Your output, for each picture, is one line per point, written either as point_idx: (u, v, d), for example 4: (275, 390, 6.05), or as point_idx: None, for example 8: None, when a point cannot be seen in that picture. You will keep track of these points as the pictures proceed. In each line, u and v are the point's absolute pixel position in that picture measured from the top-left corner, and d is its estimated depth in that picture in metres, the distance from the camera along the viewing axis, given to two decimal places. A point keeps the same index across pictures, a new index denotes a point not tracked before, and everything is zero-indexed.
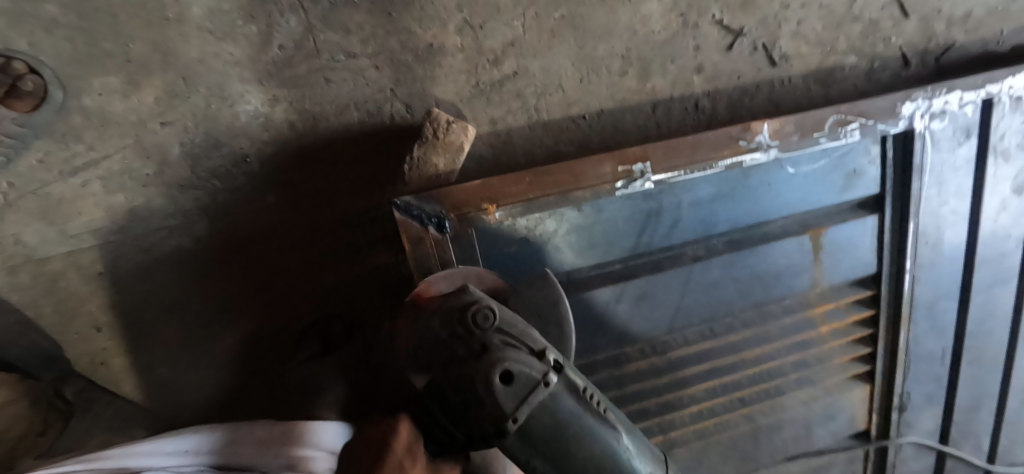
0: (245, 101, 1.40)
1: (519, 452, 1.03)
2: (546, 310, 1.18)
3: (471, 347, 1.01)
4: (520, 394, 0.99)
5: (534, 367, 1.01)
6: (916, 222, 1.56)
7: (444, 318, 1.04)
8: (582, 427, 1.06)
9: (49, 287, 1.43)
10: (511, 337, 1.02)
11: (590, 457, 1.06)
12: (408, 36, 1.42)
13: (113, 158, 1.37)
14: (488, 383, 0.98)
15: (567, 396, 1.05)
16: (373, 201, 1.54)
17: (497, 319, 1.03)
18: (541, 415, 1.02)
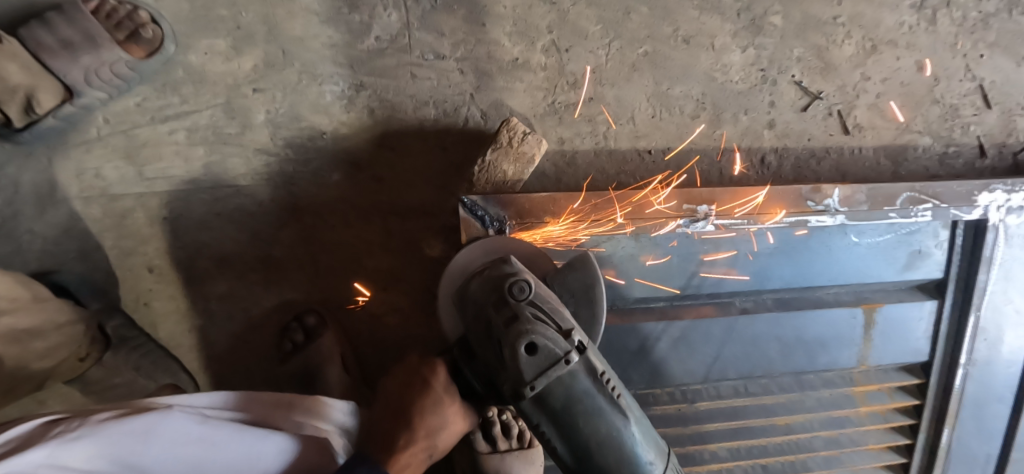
0: (334, 82, 1.47)
1: (530, 415, 0.99)
2: (581, 293, 1.10)
3: (504, 314, 0.98)
4: (538, 366, 0.95)
5: (558, 343, 0.96)
6: (978, 316, 1.50)
7: (490, 282, 1.03)
8: (592, 407, 0.98)
9: (117, 224, 1.49)
10: (541, 310, 0.99)
11: (596, 440, 0.99)
12: (496, 47, 1.48)
13: (202, 114, 1.45)
14: (513, 352, 0.94)
15: (587, 376, 0.99)
16: (433, 198, 1.53)
17: (531, 293, 0.99)
18: (557, 391, 0.97)
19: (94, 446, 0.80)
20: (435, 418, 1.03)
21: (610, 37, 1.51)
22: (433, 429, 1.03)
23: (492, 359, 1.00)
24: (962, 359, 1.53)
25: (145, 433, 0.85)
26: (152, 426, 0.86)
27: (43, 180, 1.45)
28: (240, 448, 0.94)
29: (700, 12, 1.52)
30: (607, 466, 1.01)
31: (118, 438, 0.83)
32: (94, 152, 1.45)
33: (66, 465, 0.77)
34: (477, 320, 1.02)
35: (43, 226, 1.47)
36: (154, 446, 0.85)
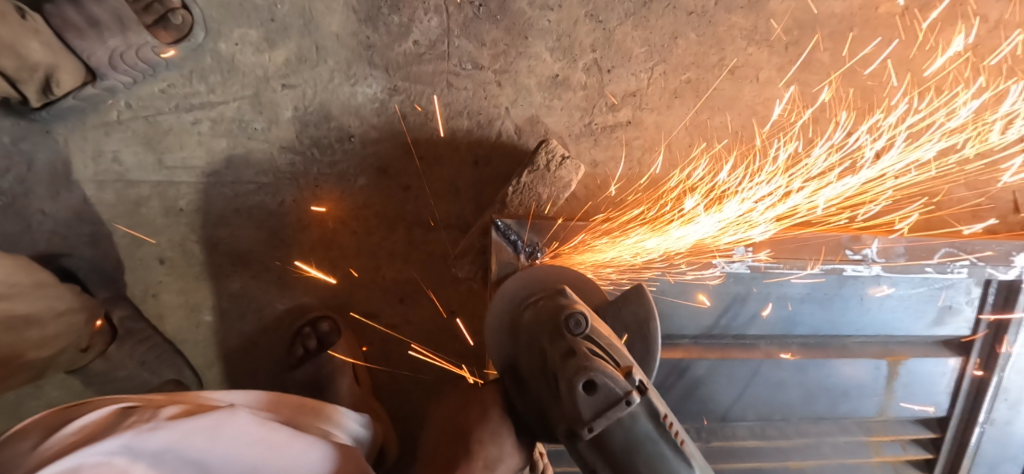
0: (367, 83, 1.42)
1: (588, 458, 0.93)
2: (636, 327, 1.05)
3: (561, 347, 0.94)
4: (597, 405, 0.88)
5: (619, 382, 0.89)
6: (1001, 377, 1.48)
7: (546, 313, 1.00)
8: (655, 454, 0.91)
9: (132, 211, 1.45)
10: (601, 346, 0.93)
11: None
12: (537, 62, 1.44)
13: (229, 106, 1.41)
14: (571, 389, 0.89)
15: (648, 419, 0.91)
16: (458, 211, 1.50)
17: (588, 327, 0.94)
18: (616, 433, 0.90)
19: (160, 443, 0.67)
20: (493, 450, 0.93)
21: (654, 61, 1.46)
22: (491, 462, 0.92)
23: (546, 395, 0.96)
24: (981, 417, 1.51)
25: (213, 428, 0.72)
26: (217, 423, 0.73)
27: (58, 160, 1.40)
28: (300, 456, 0.80)
29: (751, 42, 1.47)
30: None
31: (185, 433, 0.69)
32: (114, 136, 1.40)
33: (132, 464, 0.64)
34: (532, 352, 1.01)
35: (55, 208, 1.42)
36: (221, 445, 0.72)
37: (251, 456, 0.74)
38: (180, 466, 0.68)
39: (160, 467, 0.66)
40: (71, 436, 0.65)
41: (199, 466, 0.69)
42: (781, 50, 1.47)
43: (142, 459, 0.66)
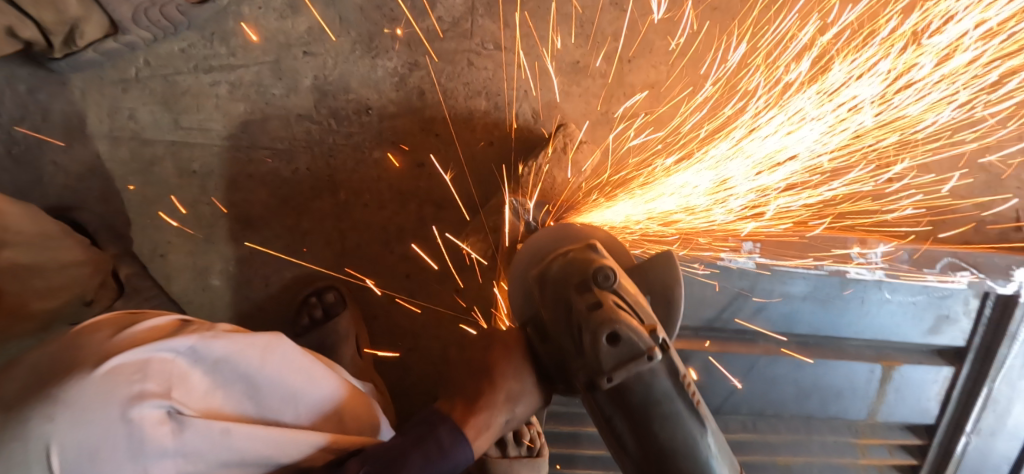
0: (387, 57, 1.42)
1: (604, 409, 0.94)
2: (658, 291, 1.04)
3: (588, 299, 0.95)
4: (620, 355, 0.91)
5: (642, 337, 0.91)
6: (992, 388, 1.51)
7: (574, 265, 1.00)
8: (671, 411, 0.92)
9: (145, 170, 1.45)
10: (627, 302, 0.96)
11: (674, 450, 0.90)
12: (558, 47, 1.44)
13: (248, 70, 1.40)
14: (595, 338, 0.91)
15: (668, 376, 0.93)
16: (471, 191, 1.51)
17: (616, 281, 0.96)
18: (635, 385, 0.91)
19: (218, 353, 0.73)
20: (515, 385, 0.97)
21: (675, 53, 1.46)
22: (513, 396, 0.96)
23: (568, 346, 0.96)
24: (968, 427, 1.54)
25: (267, 348, 0.78)
26: (270, 345, 0.79)
27: (74, 113, 1.40)
28: (321, 392, 0.88)
29: (771, 42, 1.47)
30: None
31: (241, 348, 0.75)
32: (132, 93, 1.40)
33: (191, 367, 0.71)
34: (556, 302, 0.98)
35: (68, 161, 1.41)
36: (269, 365, 0.78)
37: (288, 381, 0.81)
38: (230, 378, 0.75)
39: (213, 375, 0.73)
40: (144, 332, 0.71)
41: (246, 381, 0.76)
42: (802, 52, 1.48)
43: (201, 364, 0.72)
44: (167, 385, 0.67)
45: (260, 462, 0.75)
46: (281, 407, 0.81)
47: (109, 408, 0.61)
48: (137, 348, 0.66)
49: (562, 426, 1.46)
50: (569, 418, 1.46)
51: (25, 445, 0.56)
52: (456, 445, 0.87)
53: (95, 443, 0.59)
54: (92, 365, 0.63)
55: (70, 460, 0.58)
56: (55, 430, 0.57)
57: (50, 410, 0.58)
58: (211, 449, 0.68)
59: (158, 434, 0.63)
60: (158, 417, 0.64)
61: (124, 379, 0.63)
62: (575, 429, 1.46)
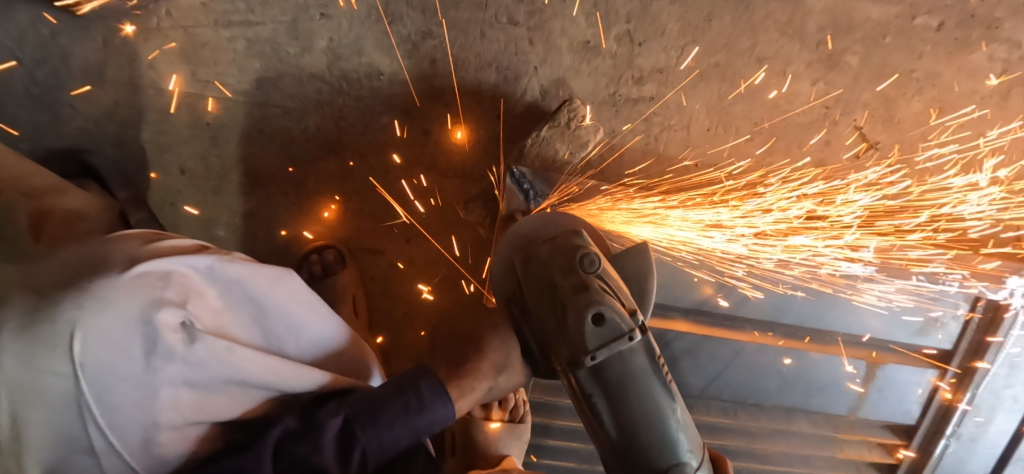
0: (402, 24, 1.44)
1: (583, 384, 1.00)
2: (634, 279, 1.11)
3: (572, 280, 1.01)
4: (603, 338, 0.98)
5: (624, 319, 0.98)
6: (974, 394, 1.52)
7: (561, 250, 1.04)
8: (647, 388, 0.98)
9: (160, 119, 1.48)
10: (610, 286, 1.01)
11: (648, 421, 0.97)
12: (571, 25, 1.46)
13: (266, 27, 1.44)
14: (580, 320, 0.98)
15: (644, 355, 0.99)
16: (474, 162, 1.54)
17: (601, 266, 1.02)
18: (614, 364, 0.98)
19: (232, 275, 0.81)
20: (499, 356, 1.08)
21: (686, 37, 1.48)
22: (498, 364, 1.08)
23: (550, 323, 1.03)
24: (947, 431, 1.56)
25: (276, 279, 0.88)
26: (278, 277, 0.88)
27: (94, 58, 1.43)
28: (321, 330, 0.98)
29: (784, 35, 1.48)
30: (652, 448, 0.97)
31: (252, 275, 0.84)
32: (152, 42, 1.43)
33: (205, 284, 0.79)
34: (540, 284, 1.04)
35: (85, 104, 1.45)
36: (276, 294, 0.87)
37: (288, 314, 0.90)
38: (238, 301, 0.84)
39: (224, 296, 0.82)
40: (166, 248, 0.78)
41: (252, 306, 0.85)
42: (812, 47, 1.48)
43: (215, 283, 0.80)
44: (185, 296, 0.74)
45: (258, 384, 0.82)
46: (280, 338, 0.90)
47: (131, 305, 0.68)
48: (161, 258, 0.74)
49: (549, 397, 1.48)
50: (553, 389, 1.48)
51: (55, 324, 0.64)
52: (437, 400, 0.95)
53: (114, 337, 0.67)
54: (123, 268, 0.70)
55: (90, 347, 0.65)
56: (82, 315, 0.64)
57: (80, 298, 0.65)
58: (218, 363, 0.75)
59: (172, 336, 0.70)
60: (174, 324, 0.71)
61: (149, 284, 0.70)
62: (558, 400, 1.48)
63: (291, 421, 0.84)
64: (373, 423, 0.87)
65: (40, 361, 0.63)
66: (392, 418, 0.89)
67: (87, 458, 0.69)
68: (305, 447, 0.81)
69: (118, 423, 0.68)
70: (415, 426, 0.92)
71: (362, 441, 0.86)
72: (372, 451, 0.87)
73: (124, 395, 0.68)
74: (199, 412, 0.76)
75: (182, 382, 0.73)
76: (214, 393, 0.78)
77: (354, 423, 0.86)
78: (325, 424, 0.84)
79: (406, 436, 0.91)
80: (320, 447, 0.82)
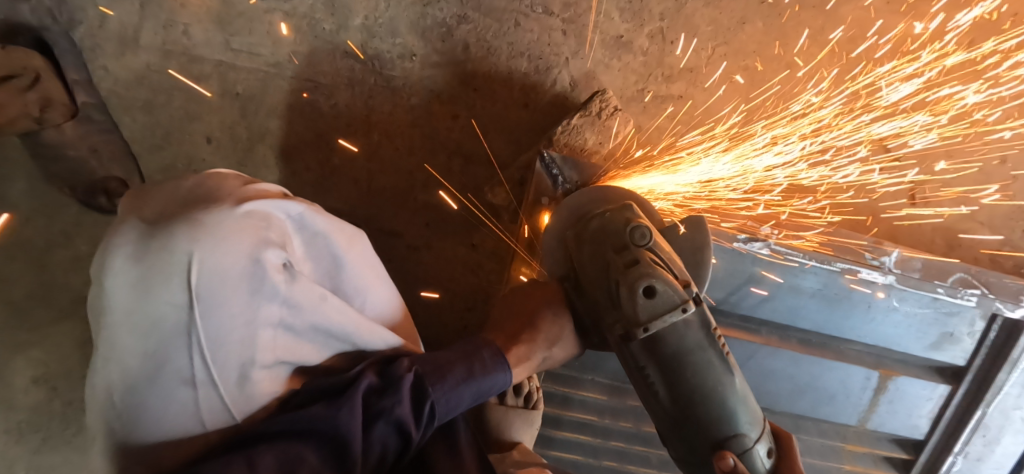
0: (438, 7, 1.46)
1: (639, 357, 1.07)
2: (689, 251, 1.16)
3: (625, 257, 1.05)
4: (657, 310, 1.02)
5: (677, 291, 1.03)
6: (985, 412, 1.52)
7: (611, 224, 1.08)
8: (703, 362, 1.04)
9: (190, 85, 1.49)
10: (661, 258, 1.05)
11: (704, 393, 1.05)
12: (605, 19, 1.47)
13: (303, 3, 1.45)
14: (632, 293, 1.02)
15: (700, 328, 1.04)
16: (500, 148, 1.54)
17: (652, 239, 1.05)
18: (670, 337, 1.03)
19: (318, 228, 0.89)
20: (553, 330, 1.17)
21: (717, 39, 1.49)
22: (551, 337, 1.17)
23: (605, 300, 1.08)
24: (957, 448, 1.54)
25: (351, 239, 0.95)
26: (353, 239, 0.97)
27: (129, 22, 1.45)
28: (383, 296, 1.03)
29: (813, 43, 1.50)
30: (709, 419, 1.06)
31: (334, 231, 0.92)
32: (189, 9, 1.45)
33: (294, 232, 0.87)
34: (593, 260, 1.09)
35: (117, 67, 1.46)
36: (352, 252, 0.95)
37: (361, 274, 0.96)
38: (320, 254, 0.91)
39: (308, 247, 0.89)
40: (263, 195, 0.86)
41: (331, 261, 0.92)
42: (841, 57, 1.50)
43: (301, 233, 0.88)
44: (280, 239, 0.82)
45: (336, 335, 0.89)
46: (354, 297, 0.96)
47: (241, 240, 0.75)
48: (262, 202, 0.82)
49: (563, 390, 1.48)
50: (566, 381, 1.47)
51: (173, 251, 0.71)
52: (498, 367, 1.01)
53: (226, 268, 0.73)
54: (232, 205, 0.78)
55: (205, 274, 0.71)
56: (201, 244, 0.72)
57: (197, 229, 0.72)
58: (309, 306, 0.82)
59: (275, 273, 0.77)
60: (276, 264, 0.78)
61: (254, 222, 0.78)
62: (571, 393, 1.48)
63: (371, 378, 0.86)
64: (441, 383, 0.92)
65: (160, 285, 0.69)
66: (458, 379, 0.94)
67: (185, 391, 0.72)
68: (387, 399, 0.84)
69: (219, 354, 0.72)
70: (477, 391, 0.97)
71: (434, 396, 0.90)
72: (440, 409, 0.91)
73: (230, 327, 0.73)
74: (286, 354, 0.82)
75: (277, 321, 0.79)
76: (300, 337, 0.84)
77: (425, 381, 0.90)
78: (401, 381, 0.87)
79: (469, 399, 0.97)
80: (400, 400, 0.85)
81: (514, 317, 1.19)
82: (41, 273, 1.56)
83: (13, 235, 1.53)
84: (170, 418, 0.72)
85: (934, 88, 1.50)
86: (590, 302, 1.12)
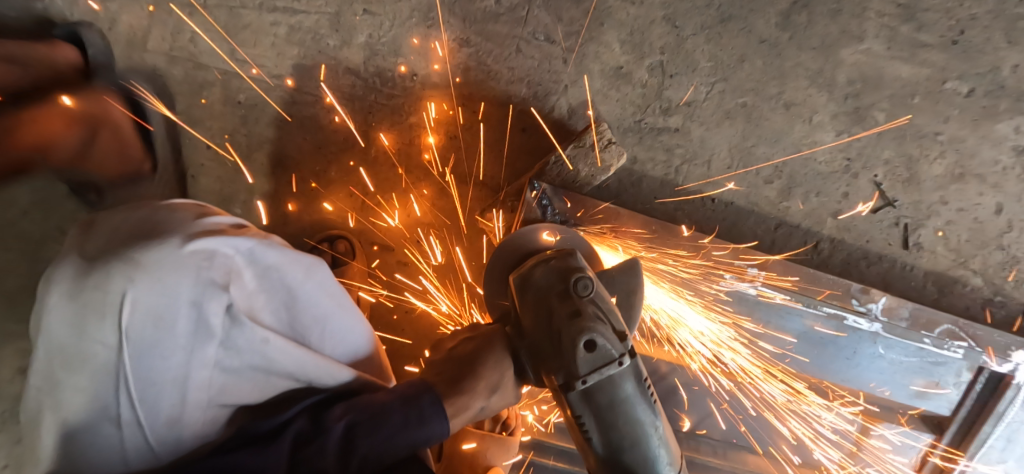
0: (441, 29, 1.48)
1: (574, 406, 1.05)
2: (625, 298, 1.17)
3: (567, 307, 1.05)
4: (592, 365, 1.02)
5: (615, 345, 1.03)
6: (968, 465, 1.49)
7: (556, 271, 1.10)
8: (634, 412, 1.04)
9: (195, 91, 1.51)
10: (602, 310, 1.06)
11: (632, 442, 1.04)
12: (605, 50, 1.49)
13: (310, 17, 1.47)
14: (574, 344, 1.02)
15: (633, 380, 1.05)
16: (494, 171, 1.55)
17: (594, 290, 1.07)
18: (604, 389, 1.03)
19: (270, 261, 0.89)
20: (494, 376, 1.12)
21: (717, 75, 1.50)
22: (492, 385, 1.12)
23: (547, 347, 1.07)
24: None
25: (309, 271, 0.95)
26: (312, 267, 0.96)
27: (138, 26, 1.48)
28: (344, 326, 1.03)
29: (812, 85, 1.50)
30: (637, 466, 1.05)
31: (288, 263, 0.91)
32: (197, 18, 1.48)
33: (245, 265, 0.86)
34: (535, 309, 1.09)
35: (124, 70, 1.49)
36: (309, 284, 0.94)
37: (319, 304, 0.96)
38: (273, 287, 0.90)
39: (261, 280, 0.89)
40: (211, 227, 0.87)
41: (286, 293, 0.92)
42: (840, 98, 1.50)
43: (254, 266, 0.88)
44: (226, 278, 0.82)
45: (283, 373, 0.90)
46: (311, 328, 0.97)
47: (178, 282, 0.77)
48: (210, 237, 0.82)
49: None
50: None
51: (108, 293, 0.74)
52: (436, 415, 0.99)
53: (161, 311, 0.76)
54: (177, 242, 0.79)
55: (139, 316, 0.74)
56: (134, 286, 0.74)
57: (131, 272, 0.74)
58: (249, 349, 0.84)
59: (211, 319, 0.79)
60: (217, 309, 0.79)
61: (195, 260, 0.79)
62: None
63: (302, 423, 0.90)
64: (374, 432, 0.91)
65: (96, 326, 0.73)
66: (395, 428, 0.93)
67: (114, 424, 0.77)
68: (311, 448, 0.86)
69: (150, 395, 0.76)
70: (411, 440, 0.95)
71: (364, 447, 0.89)
72: (372, 459, 0.90)
73: (161, 370, 0.76)
74: (224, 393, 0.84)
75: (214, 363, 0.81)
76: (239, 378, 0.86)
77: (357, 429, 0.91)
78: (330, 430, 0.89)
79: (402, 448, 0.94)
80: (323, 449, 0.86)
81: (461, 363, 1.13)
82: (34, 266, 1.58)
83: (11, 226, 1.55)
84: (102, 452, 0.78)
85: (926, 140, 1.51)
86: (538, 351, 1.10)
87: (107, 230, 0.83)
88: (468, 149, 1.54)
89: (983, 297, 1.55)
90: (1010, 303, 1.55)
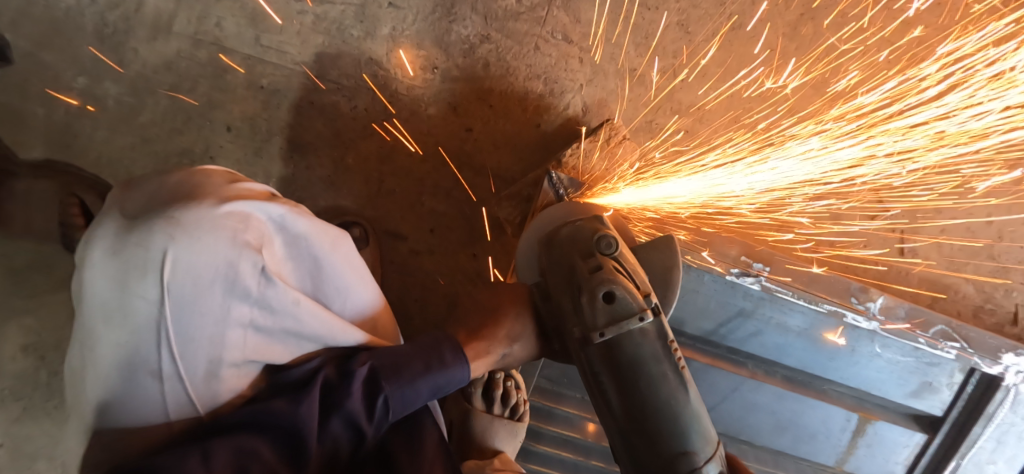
0: (463, 25, 1.53)
1: (595, 361, 1.12)
2: (658, 275, 1.24)
3: (590, 264, 1.15)
4: (610, 315, 1.10)
5: (636, 299, 1.11)
6: (959, 464, 1.54)
7: (581, 231, 1.19)
8: (655, 371, 1.08)
9: (217, 75, 1.53)
10: (623, 267, 1.15)
11: (655, 406, 1.08)
12: (620, 51, 1.54)
13: (335, 7, 1.51)
14: (593, 295, 1.11)
15: (656, 338, 1.10)
16: (509, 164, 1.59)
17: (617, 249, 1.16)
18: (625, 343, 1.09)
19: (299, 229, 0.92)
20: (516, 327, 1.22)
21: (725, 80, 1.57)
22: (512, 335, 1.22)
23: (568, 302, 1.16)
24: None
25: (334, 241, 0.99)
26: (337, 239, 1.00)
27: (165, 9, 1.51)
28: (364, 297, 1.07)
29: (815, 93, 1.57)
30: (661, 433, 1.07)
31: (316, 231, 0.95)
32: (225, 5, 1.52)
33: (275, 233, 0.90)
34: (561, 265, 1.19)
35: (148, 51, 1.52)
36: (334, 253, 0.98)
37: (342, 275, 1.00)
38: (301, 255, 0.95)
39: (289, 248, 0.93)
40: (244, 193, 0.89)
41: (313, 261, 0.96)
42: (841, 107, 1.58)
43: (284, 234, 0.92)
44: (259, 241, 0.85)
45: (310, 337, 0.93)
46: (334, 297, 1.00)
47: (216, 241, 0.79)
48: (245, 203, 0.85)
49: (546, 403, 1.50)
50: (552, 395, 1.51)
51: (149, 250, 0.75)
52: (456, 359, 1.07)
53: (201, 267, 0.77)
54: (213, 204, 0.82)
55: (179, 272, 0.76)
56: (175, 243, 0.76)
57: (171, 230, 0.76)
58: (282, 310, 0.87)
59: (247, 278, 0.81)
60: (252, 268, 0.82)
61: (231, 223, 0.81)
62: (554, 406, 1.51)
63: (330, 372, 0.94)
64: (397, 375, 0.97)
65: (136, 282, 0.75)
66: (417, 372, 0.99)
67: (152, 380, 0.77)
68: (339, 391, 0.90)
69: (188, 351, 0.77)
70: (435, 383, 1.02)
71: (388, 390, 0.95)
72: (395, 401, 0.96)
73: (198, 326, 0.77)
74: (258, 354, 0.87)
75: (248, 322, 0.83)
76: (271, 339, 0.88)
77: (380, 373, 0.95)
78: (354, 373, 0.93)
79: (423, 394, 1.01)
80: (350, 393, 0.91)
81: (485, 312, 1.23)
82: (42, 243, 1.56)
83: None
84: (141, 409, 0.78)
85: None
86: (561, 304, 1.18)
87: (145, 192, 0.84)
88: (484, 140, 1.58)
89: (974, 302, 1.62)
90: (998, 308, 1.62)
